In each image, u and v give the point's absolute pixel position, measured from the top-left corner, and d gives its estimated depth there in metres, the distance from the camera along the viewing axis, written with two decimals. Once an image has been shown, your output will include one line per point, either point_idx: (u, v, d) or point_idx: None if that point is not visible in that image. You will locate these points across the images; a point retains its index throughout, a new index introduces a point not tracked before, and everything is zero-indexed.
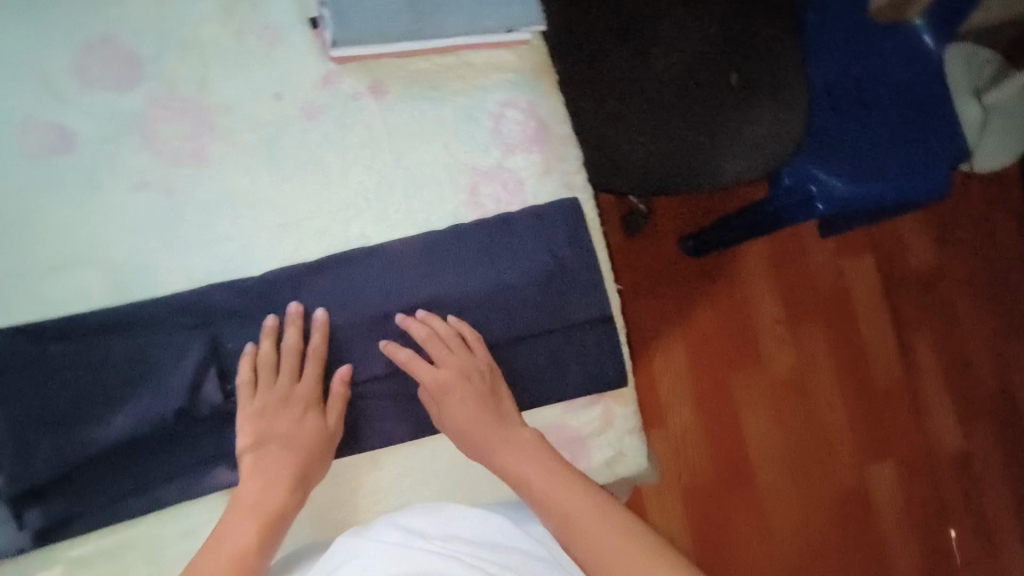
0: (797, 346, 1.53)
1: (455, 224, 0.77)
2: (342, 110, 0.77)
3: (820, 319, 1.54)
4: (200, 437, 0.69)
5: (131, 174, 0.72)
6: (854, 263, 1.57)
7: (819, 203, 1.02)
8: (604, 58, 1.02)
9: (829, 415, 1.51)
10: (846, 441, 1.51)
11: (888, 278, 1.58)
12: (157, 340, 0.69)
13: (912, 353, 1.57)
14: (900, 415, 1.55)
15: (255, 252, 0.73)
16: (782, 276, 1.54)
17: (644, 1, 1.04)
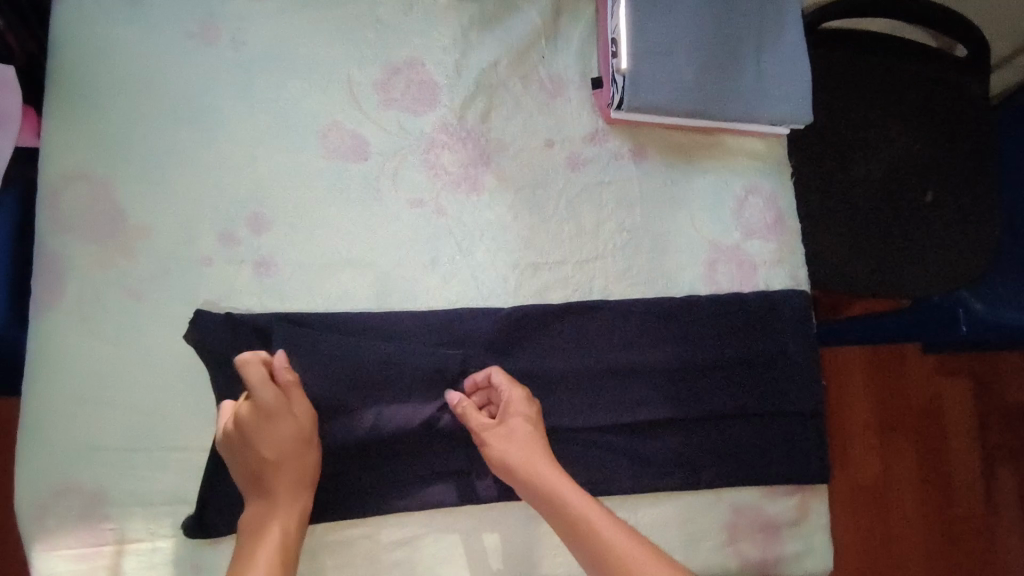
0: (885, 456, 1.54)
1: (690, 295, 0.80)
2: (604, 167, 0.81)
3: (914, 433, 1.56)
4: (433, 449, 0.74)
5: (410, 190, 0.76)
6: (953, 383, 1.59)
7: (964, 325, 1.10)
8: (813, 157, 1.08)
9: (904, 530, 1.52)
10: (918, 560, 1.51)
11: (984, 406, 1.59)
12: (411, 351, 0.72)
13: (996, 484, 1.56)
14: (976, 547, 1.53)
15: (507, 285, 0.77)
16: (882, 383, 1.57)
17: (858, 109, 1.09)
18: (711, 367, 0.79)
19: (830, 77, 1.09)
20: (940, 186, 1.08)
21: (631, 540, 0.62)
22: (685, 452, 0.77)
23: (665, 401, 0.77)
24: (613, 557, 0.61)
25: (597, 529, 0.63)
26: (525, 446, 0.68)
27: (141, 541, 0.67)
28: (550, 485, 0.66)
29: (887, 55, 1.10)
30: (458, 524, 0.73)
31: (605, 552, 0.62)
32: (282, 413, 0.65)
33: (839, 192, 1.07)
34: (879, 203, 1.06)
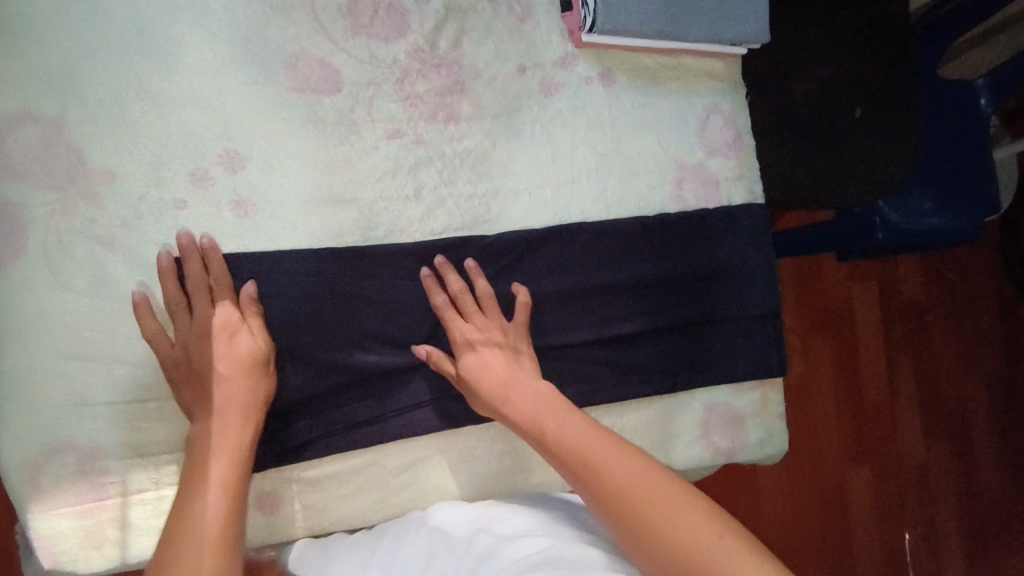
0: (806, 356, 1.71)
1: (661, 212, 0.84)
2: (576, 92, 0.82)
3: (831, 333, 1.73)
4: (431, 376, 0.75)
5: (386, 121, 0.75)
6: (864, 286, 1.77)
7: (879, 231, 1.22)
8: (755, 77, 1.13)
9: (821, 418, 1.71)
10: (832, 444, 1.71)
11: (889, 304, 1.78)
12: (403, 284, 0.74)
13: (897, 372, 1.78)
14: (880, 426, 1.75)
15: (490, 212, 0.78)
16: (804, 291, 1.72)
17: (793, 29, 1.14)
18: (681, 278, 0.84)
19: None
20: (866, 102, 1.16)
21: (591, 433, 0.63)
22: (660, 359, 0.82)
23: (641, 313, 0.82)
24: (571, 450, 0.62)
25: (561, 428, 0.64)
26: (476, 372, 0.70)
27: (145, 490, 0.64)
28: (509, 397, 0.68)
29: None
30: (458, 444, 0.76)
31: (566, 449, 0.62)
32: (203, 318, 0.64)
33: (781, 111, 1.13)
34: (816, 120, 1.13)
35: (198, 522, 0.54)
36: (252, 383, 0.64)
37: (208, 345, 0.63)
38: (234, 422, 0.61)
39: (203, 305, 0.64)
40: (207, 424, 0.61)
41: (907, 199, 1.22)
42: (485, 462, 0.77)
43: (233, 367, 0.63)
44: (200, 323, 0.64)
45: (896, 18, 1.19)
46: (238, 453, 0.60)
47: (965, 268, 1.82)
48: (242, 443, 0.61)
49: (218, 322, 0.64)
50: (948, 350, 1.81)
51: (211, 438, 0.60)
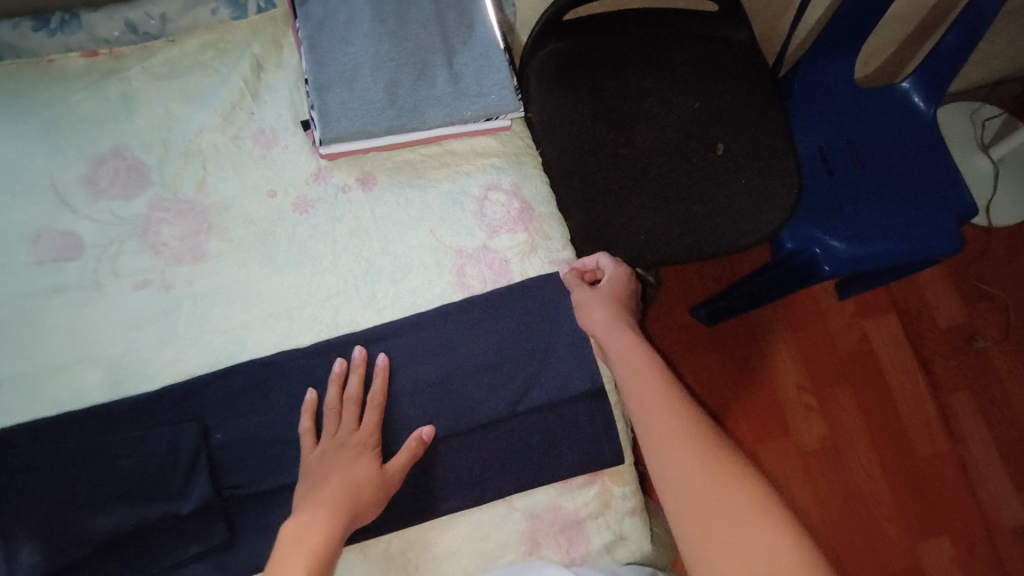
0: (826, 414, 1.46)
1: (440, 305, 0.78)
2: (332, 204, 0.80)
3: (849, 382, 1.48)
4: (188, 532, 0.68)
5: (132, 274, 0.75)
6: (877, 323, 1.52)
7: (825, 263, 1.15)
8: (594, 137, 1.05)
9: (865, 485, 1.42)
10: (890, 515, 1.41)
11: (915, 337, 1.53)
12: (148, 434, 0.70)
13: (950, 415, 1.49)
14: (949, 483, 1.44)
15: (248, 343, 0.75)
16: (803, 339, 1.50)
17: (626, 82, 1.09)
18: (483, 374, 0.76)
19: (593, 59, 1.09)
20: (727, 135, 1.06)
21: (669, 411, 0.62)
22: (461, 469, 0.73)
23: (431, 418, 0.74)
24: (641, 399, 0.64)
25: (636, 376, 0.66)
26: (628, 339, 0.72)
27: None
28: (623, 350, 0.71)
29: (645, 28, 1.12)
30: None
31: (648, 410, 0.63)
32: (364, 448, 0.69)
33: (630, 165, 1.04)
34: (673, 167, 1.05)
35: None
36: (367, 498, 0.67)
37: (349, 447, 0.69)
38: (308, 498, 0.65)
39: (376, 419, 0.72)
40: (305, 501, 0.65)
41: (847, 227, 1.17)
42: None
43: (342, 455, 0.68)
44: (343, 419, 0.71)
45: (741, 46, 1.12)
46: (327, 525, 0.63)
47: (1003, 279, 1.57)
48: (331, 531, 0.62)
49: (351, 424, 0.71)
50: (1015, 378, 1.52)
51: (300, 529, 0.62)
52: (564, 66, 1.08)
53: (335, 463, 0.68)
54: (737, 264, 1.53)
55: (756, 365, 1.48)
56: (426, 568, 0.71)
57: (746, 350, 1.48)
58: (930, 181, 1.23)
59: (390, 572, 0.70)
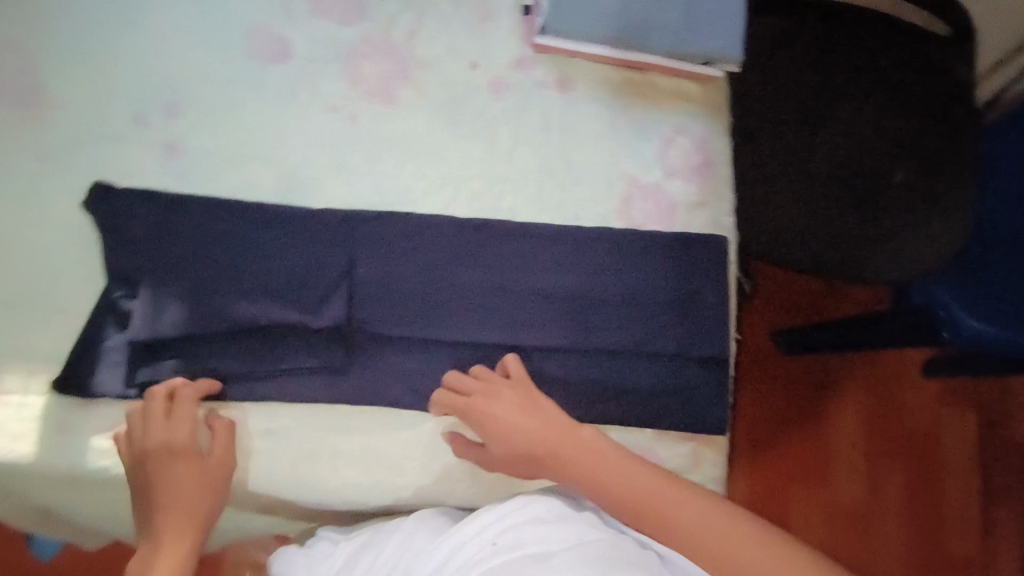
0: (869, 481, 1.36)
1: (599, 226, 0.78)
2: (527, 95, 0.80)
3: (904, 459, 1.37)
4: (312, 346, 0.72)
5: (327, 97, 0.77)
6: (955, 411, 1.38)
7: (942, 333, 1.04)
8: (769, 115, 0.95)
9: (881, 564, 1.34)
10: None
11: (991, 443, 1.37)
12: (302, 246, 0.73)
13: (994, 533, 1.35)
14: None
15: (412, 195, 0.76)
16: (875, 401, 1.39)
17: (824, 67, 0.96)
18: (617, 304, 0.76)
19: (798, 29, 0.96)
20: (914, 162, 0.94)
21: (622, 453, 0.67)
22: (570, 385, 0.74)
23: (558, 327, 0.74)
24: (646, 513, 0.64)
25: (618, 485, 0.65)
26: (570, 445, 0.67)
27: (11, 394, 0.67)
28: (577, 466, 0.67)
29: (869, 11, 0.96)
30: (326, 419, 0.72)
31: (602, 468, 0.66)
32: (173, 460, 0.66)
33: (802, 161, 0.94)
34: (846, 178, 0.94)
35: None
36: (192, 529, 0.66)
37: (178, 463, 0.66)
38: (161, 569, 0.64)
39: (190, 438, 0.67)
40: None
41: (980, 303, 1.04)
42: (376, 455, 0.72)
43: (205, 492, 0.67)
44: (153, 451, 0.65)
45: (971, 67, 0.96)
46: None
47: None
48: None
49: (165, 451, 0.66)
50: None
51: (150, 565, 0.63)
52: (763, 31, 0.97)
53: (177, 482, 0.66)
54: (841, 301, 1.40)
55: (818, 408, 1.37)
56: None
57: (813, 390, 1.38)
58: None
59: (479, 449, 0.73)
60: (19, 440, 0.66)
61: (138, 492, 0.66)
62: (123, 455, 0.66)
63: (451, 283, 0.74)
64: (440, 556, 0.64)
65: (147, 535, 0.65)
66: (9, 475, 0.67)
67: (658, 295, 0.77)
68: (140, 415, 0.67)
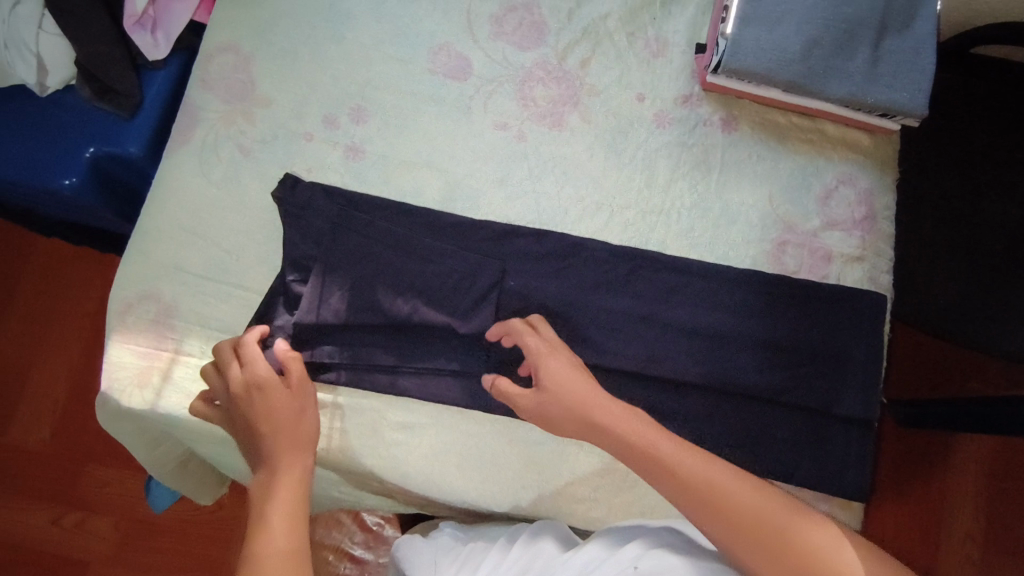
0: None
1: (750, 268, 0.77)
2: (690, 130, 0.81)
3: None
4: (458, 349, 0.75)
5: (497, 115, 0.81)
6: None
7: None
8: (940, 171, 0.86)
9: None
10: None
11: None
12: (458, 253, 0.75)
13: None
14: None
15: (567, 216, 0.78)
16: (1000, 497, 1.12)
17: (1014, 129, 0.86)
18: (762, 350, 0.74)
19: (989, 87, 0.88)
20: None
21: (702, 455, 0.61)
22: (704, 425, 0.73)
23: (697, 364, 0.74)
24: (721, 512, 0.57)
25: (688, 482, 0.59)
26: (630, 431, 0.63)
27: (191, 355, 0.74)
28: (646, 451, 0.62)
29: None
30: (460, 422, 0.74)
31: (684, 472, 0.59)
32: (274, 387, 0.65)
33: (961, 226, 0.84)
34: (1011, 250, 0.81)
35: (272, 569, 0.53)
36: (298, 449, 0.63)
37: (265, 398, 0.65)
38: (285, 481, 0.60)
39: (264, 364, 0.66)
40: (286, 487, 0.60)
41: None
42: (504, 464, 0.74)
43: (297, 416, 0.65)
44: (243, 388, 0.65)
45: None
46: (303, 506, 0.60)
47: None
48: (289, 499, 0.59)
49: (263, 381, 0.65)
50: None
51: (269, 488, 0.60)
52: (948, 84, 0.89)
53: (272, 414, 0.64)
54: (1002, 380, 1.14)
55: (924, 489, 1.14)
56: (633, 490, 0.74)
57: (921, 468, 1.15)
58: None
59: (604, 476, 0.74)
60: (191, 398, 0.72)
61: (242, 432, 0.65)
62: (222, 389, 0.67)
63: (595, 308, 0.75)
64: (573, 570, 0.62)
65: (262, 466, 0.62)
66: (179, 428, 0.73)
67: (806, 346, 0.75)
68: (232, 352, 0.68)
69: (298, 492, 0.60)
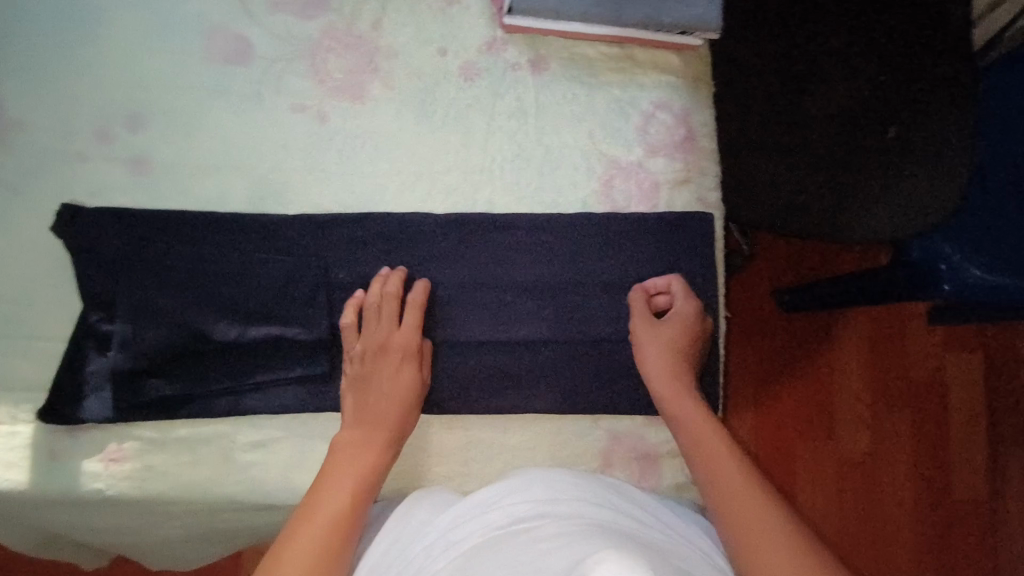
0: (877, 431, 1.24)
1: (580, 211, 0.76)
2: (500, 78, 0.78)
3: (910, 409, 1.24)
4: (296, 355, 0.71)
5: (292, 96, 0.75)
6: (958, 358, 1.25)
7: (946, 283, 0.85)
8: (754, 77, 0.86)
9: (892, 510, 1.22)
10: (906, 545, 1.21)
11: (994, 387, 1.24)
12: (276, 257, 0.71)
13: (1001, 476, 1.23)
14: (971, 540, 1.22)
15: (386, 194, 0.75)
16: (875, 351, 1.25)
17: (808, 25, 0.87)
18: (606, 293, 0.75)
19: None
20: (908, 113, 0.80)
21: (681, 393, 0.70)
22: (562, 379, 0.74)
23: (543, 320, 0.73)
24: (700, 452, 0.66)
25: (689, 429, 0.67)
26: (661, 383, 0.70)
27: (0, 424, 0.67)
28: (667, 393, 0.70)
29: None
30: (316, 428, 0.71)
31: (674, 410, 0.69)
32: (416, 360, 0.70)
33: (789, 131, 0.84)
34: (829, 142, 0.83)
35: (324, 530, 0.60)
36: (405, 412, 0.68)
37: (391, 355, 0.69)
38: (366, 441, 0.66)
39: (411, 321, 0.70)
40: (368, 445, 0.66)
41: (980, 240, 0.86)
42: None
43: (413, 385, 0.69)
44: (393, 347, 0.70)
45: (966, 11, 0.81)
46: (379, 472, 0.65)
47: None
48: (371, 462, 0.65)
49: (386, 347, 0.70)
50: None
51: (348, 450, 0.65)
52: None
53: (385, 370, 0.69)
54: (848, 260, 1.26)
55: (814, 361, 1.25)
56: (501, 455, 0.72)
57: (811, 342, 1.25)
58: None
59: (470, 447, 0.72)
60: (13, 468, 0.66)
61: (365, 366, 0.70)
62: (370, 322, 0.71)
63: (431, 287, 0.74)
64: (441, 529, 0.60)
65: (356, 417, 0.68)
66: (9, 503, 0.67)
67: (644, 279, 0.76)
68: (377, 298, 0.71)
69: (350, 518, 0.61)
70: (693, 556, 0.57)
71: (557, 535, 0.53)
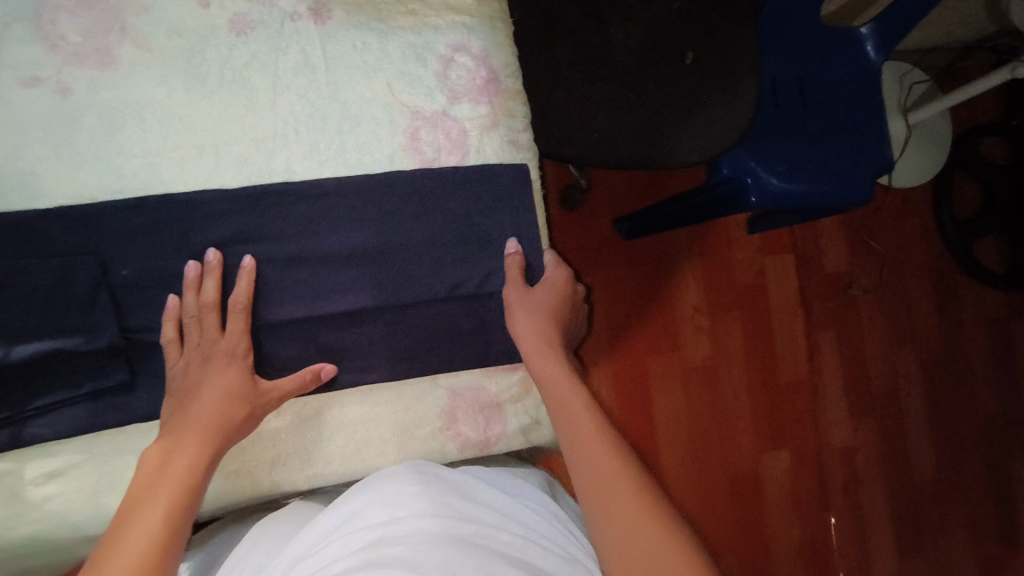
0: (715, 336, 1.36)
1: (388, 168, 0.72)
2: (278, 30, 0.70)
3: (740, 310, 1.37)
4: (85, 370, 0.63)
5: (21, 68, 0.63)
6: (773, 260, 1.39)
7: (753, 194, 0.92)
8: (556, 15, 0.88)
9: (733, 401, 1.36)
10: (746, 427, 1.36)
11: (806, 280, 1.41)
12: (35, 261, 0.62)
13: (816, 354, 1.41)
14: (798, 411, 1.40)
15: (163, 173, 0.66)
16: (706, 264, 1.36)
17: None
18: (427, 251, 0.73)
19: None
20: (702, 38, 0.83)
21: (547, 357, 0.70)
22: (394, 344, 0.72)
23: (364, 288, 0.70)
24: (567, 411, 0.64)
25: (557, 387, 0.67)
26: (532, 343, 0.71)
27: None
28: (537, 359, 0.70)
29: None
30: (123, 445, 0.64)
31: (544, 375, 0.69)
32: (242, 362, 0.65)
33: (593, 66, 0.87)
34: (632, 72, 0.86)
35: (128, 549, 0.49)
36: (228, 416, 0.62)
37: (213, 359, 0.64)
38: (178, 462, 0.57)
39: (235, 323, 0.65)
40: (179, 463, 0.57)
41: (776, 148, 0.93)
42: None
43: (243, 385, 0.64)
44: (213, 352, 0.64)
45: None
46: (196, 491, 0.56)
47: (894, 238, 1.45)
48: (185, 478, 0.56)
49: (209, 355, 0.64)
50: (878, 339, 1.44)
51: (154, 469, 0.57)
52: None
53: (208, 377, 0.63)
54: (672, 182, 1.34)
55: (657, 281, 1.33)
56: (340, 433, 0.70)
57: (650, 265, 1.33)
58: (865, 129, 0.99)
59: (305, 431, 0.69)
60: None
61: (185, 378, 0.63)
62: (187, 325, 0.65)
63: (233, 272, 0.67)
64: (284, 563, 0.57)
65: (166, 436, 0.59)
66: None
67: (464, 232, 0.75)
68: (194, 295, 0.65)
69: (171, 530, 0.52)
70: (542, 549, 0.58)
71: (420, 549, 0.52)
